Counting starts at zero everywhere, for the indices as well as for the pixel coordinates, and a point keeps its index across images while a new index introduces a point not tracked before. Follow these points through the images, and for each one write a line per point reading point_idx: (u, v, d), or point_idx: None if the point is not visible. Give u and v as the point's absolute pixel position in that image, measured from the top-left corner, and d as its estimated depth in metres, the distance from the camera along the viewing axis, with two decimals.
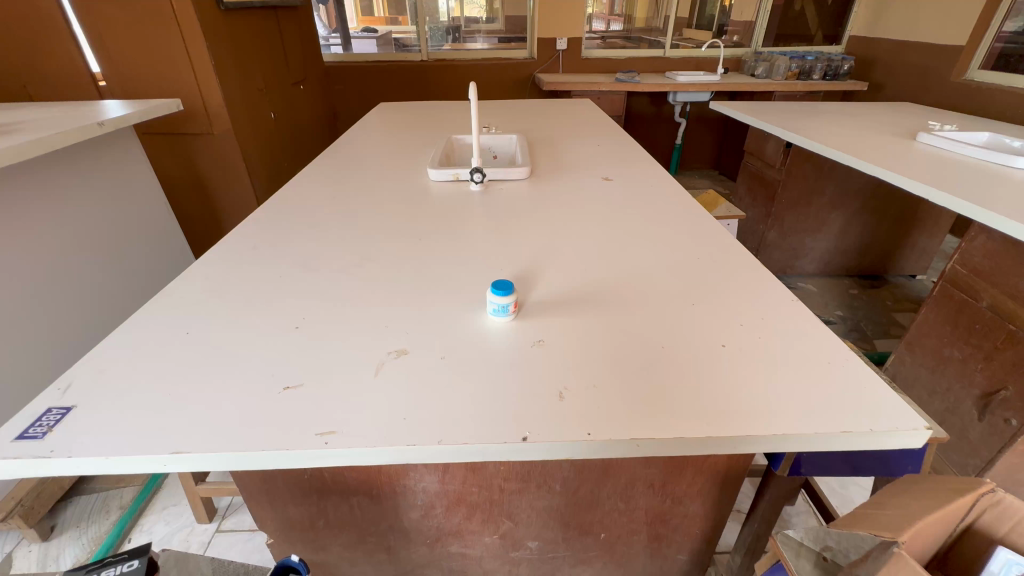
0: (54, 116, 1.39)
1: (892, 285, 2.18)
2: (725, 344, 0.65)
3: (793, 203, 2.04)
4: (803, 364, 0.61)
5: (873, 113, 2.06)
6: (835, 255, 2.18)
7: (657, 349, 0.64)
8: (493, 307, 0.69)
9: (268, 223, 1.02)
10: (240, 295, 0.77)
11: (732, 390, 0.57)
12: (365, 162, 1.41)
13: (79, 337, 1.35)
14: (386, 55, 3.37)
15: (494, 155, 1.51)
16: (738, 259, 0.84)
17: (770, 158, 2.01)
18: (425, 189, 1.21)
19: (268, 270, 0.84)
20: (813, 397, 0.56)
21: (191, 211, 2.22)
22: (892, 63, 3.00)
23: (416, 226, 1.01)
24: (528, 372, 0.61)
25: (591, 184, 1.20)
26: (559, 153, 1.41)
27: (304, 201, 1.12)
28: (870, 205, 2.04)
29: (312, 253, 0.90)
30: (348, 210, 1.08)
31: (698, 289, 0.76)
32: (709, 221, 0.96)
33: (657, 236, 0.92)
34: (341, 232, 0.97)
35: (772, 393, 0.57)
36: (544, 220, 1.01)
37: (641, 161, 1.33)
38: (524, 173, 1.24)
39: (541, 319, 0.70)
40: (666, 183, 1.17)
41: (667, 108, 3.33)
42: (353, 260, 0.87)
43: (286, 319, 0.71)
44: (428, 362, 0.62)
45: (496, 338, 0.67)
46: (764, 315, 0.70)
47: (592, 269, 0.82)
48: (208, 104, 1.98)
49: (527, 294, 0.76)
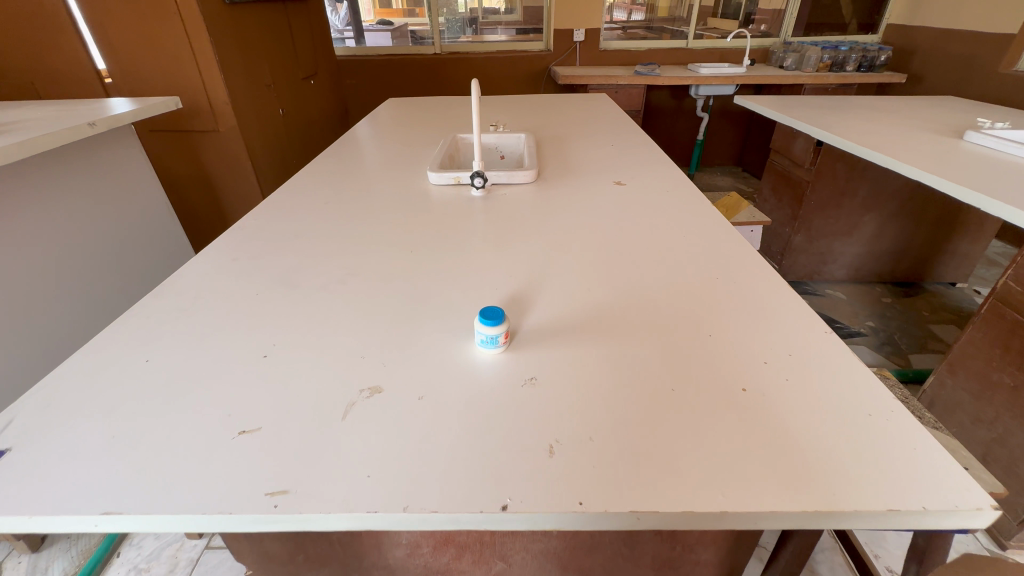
0: (48, 114, 1.35)
1: (929, 294, 2.03)
2: (746, 388, 0.56)
3: (822, 205, 1.91)
4: (838, 418, 0.52)
5: (913, 108, 1.90)
6: (867, 260, 2.04)
7: (666, 392, 0.56)
8: (481, 338, 0.62)
9: (254, 232, 0.96)
10: (210, 316, 0.71)
11: (752, 450, 0.49)
12: (365, 164, 1.35)
13: (71, 342, 1.32)
14: (400, 48, 3.31)
15: (501, 155, 1.43)
16: (762, 281, 0.74)
17: (798, 156, 1.88)
18: (423, 194, 1.14)
19: (244, 287, 0.78)
20: (850, 463, 0.47)
21: (196, 208, 2.19)
22: (934, 53, 2.81)
23: (409, 236, 0.94)
24: (515, 417, 0.53)
25: (601, 189, 1.11)
26: (569, 154, 1.32)
27: (295, 207, 1.06)
28: (907, 208, 1.89)
29: (294, 267, 0.83)
30: (340, 217, 1.02)
31: (715, 318, 0.67)
32: (730, 235, 0.87)
33: (671, 252, 0.83)
34: (328, 243, 0.91)
35: (800, 455, 0.48)
36: (547, 230, 0.93)
37: (657, 162, 1.23)
38: (530, 177, 1.16)
39: (535, 351, 0.63)
40: (683, 189, 1.08)
41: (689, 102, 3.18)
42: (336, 275, 0.81)
43: (256, 347, 0.65)
44: (403, 403, 0.55)
45: (482, 374, 0.59)
46: (792, 352, 0.61)
47: (595, 289, 0.74)
48: (213, 101, 1.94)
49: (521, 319, 0.69)
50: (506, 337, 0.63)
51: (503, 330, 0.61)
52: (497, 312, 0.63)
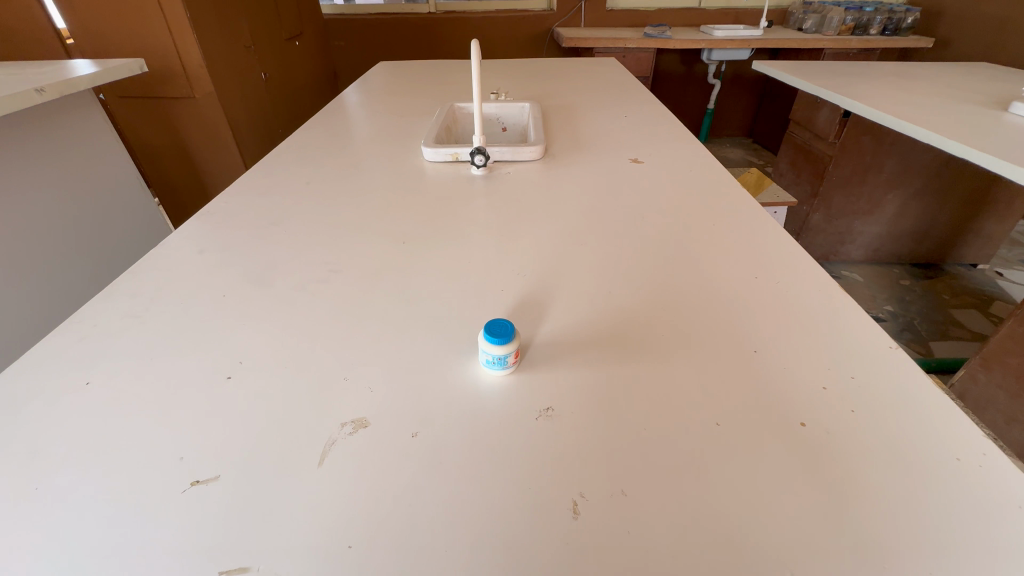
0: None
1: (950, 276, 1.94)
2: (804, 423, 0.48)
3: (843, 182, 1.79)
4: (913, 465, 0.44)
5: (949, 76, 1.76)
6: (887, 241, 1.94)
7: (708, 429, 0.47)
8: (486, 358, 0.52)
9: (225, 218, 0.84)
10: (168, 323, 0.61)
11: (810, 509, 0.41)
12: (352, 136, 1.21)
13: (36, 332, 1.22)
14: (391, 6, 3.08)
15: (503, 127, 1.30)
16: (811, 283, 0.65)
17: (822, 128, 1.75)
18: (417, 172, 1.01)
19: (210, 287, 0.68)
20: (930, 528, 0.40)
21: (175, 181, 2.05)
22: (964, 15, 2.62)
23: (402, 223, 0.82)
24: (531, 463, 0.45)
25: (616, 167, 0.99)
26: (579, 127, 1.19)
27: (273, 189, 0.94)
28: (934, 185, 1.77)
29: (268, 261, 0.72)
30: (323, 200, 0.90)
31: (759, 330, 0.58)
32: (768, 225, 0.76)
33: (702, 245, 0.73)
34: (309, 232, 0.80)
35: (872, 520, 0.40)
36: (557, 217, 0.82)
37: (677, 137, 1.11)
38: (537, 153, 1.03)
39: (551, 373, 0.53)
40: (709, 168, 0.96)
41: (700, 67, 2.99)
42: (318, 271, 0.70)
43: (221, 365, 0.55)
44: (395, 442, 0.47)
45: (490, 403, 0.50)
46: (854, 375, 0.52)
47: (617, 292, 0.64)
48: (186, 63, 1.77)
49: (532, 330, 0.59)
50: (516, 356, 0.53)
51: (512, 349, 0.51)
52: (505, 327, 0.53)
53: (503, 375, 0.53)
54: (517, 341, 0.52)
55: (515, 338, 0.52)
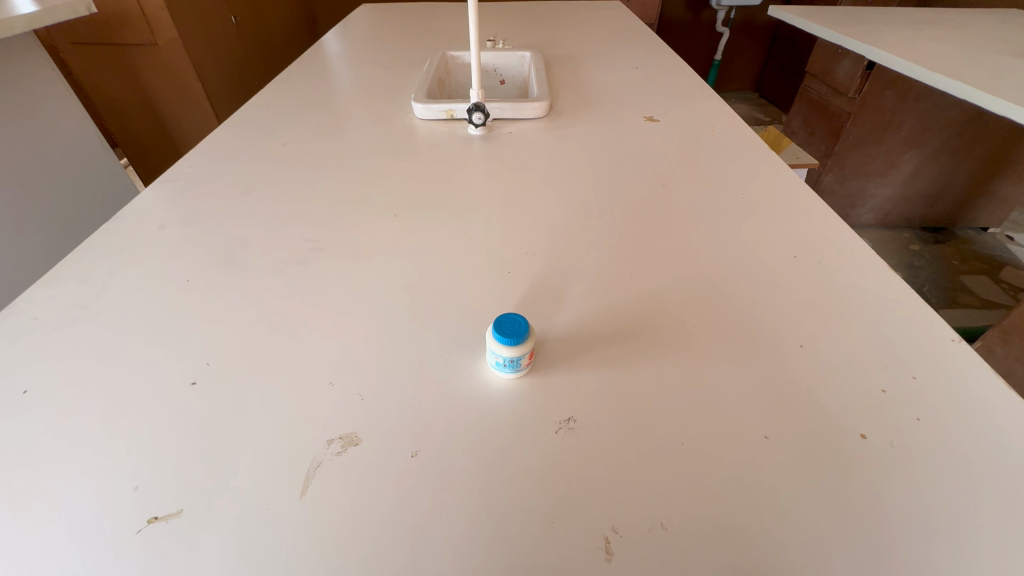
0: None
1: (959, 241, 1.89)
2: (864, 436, 0.42)
3: (860, 142, 1.69)
4: (985, 486, 0.39)
5: (980, 24, 1.63)
6: (899, 204, 1.86)
7: (753, 444, 0.42)
8: (494, 359, 0.45)
9: (188, 186, 0.74)
10: (122, 315, 0.53)
11: (868, 541, 0.36)
12: (332, 90, 1.08)
13: None
14: None
15: (501, 80, 1.17)
16: (856, 265, 0.58)
17: (841, 82, 1.63)
18: (407, 132, 0.90)
19: (172, 270, 0.59)
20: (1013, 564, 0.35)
21: (142, 138, 1.89)
22: None
23: (392, 192, 0.73)
24: (554, 490, 0.39)
25: (629, 127, 0.89)
26: (586, 80, 1.07)
27: (244, 151, 0.83)
28: (955, 146, 1.68)
29: (239, 238, 0.63)
30: (302, 165, 0.80)
31: (803, 320, 0.52)
32: (804, 196, 0.68)
33: (733, 220, 0.65)
34: (286, 203, 0.70)
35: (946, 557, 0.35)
36: (568, 186, 0.73)
37: (695, 92, 1.00)
38: (541, 110, 0.93)
39: (570, 377, 0.47)
40: (734, 128, 0.86)
41: (708, 13, 2.79)
42: (298, 250, 0.61)
43: (186, 366, 0.48)
44: (394, 462, 0.41)
45: (503, 412, 0.44)
46: (915, 377, 0.46)
47: (641, 275, 0.57)
48: (145, 6, 1.56)
49: (546, 323, 0.52)
50: (529, 356, 0.46)
51: (525, 350, 0.44)
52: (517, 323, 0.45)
53: (514, 376, 0.46)
54: (531, 339, 0.45)
55: (528, 336, 0.44)
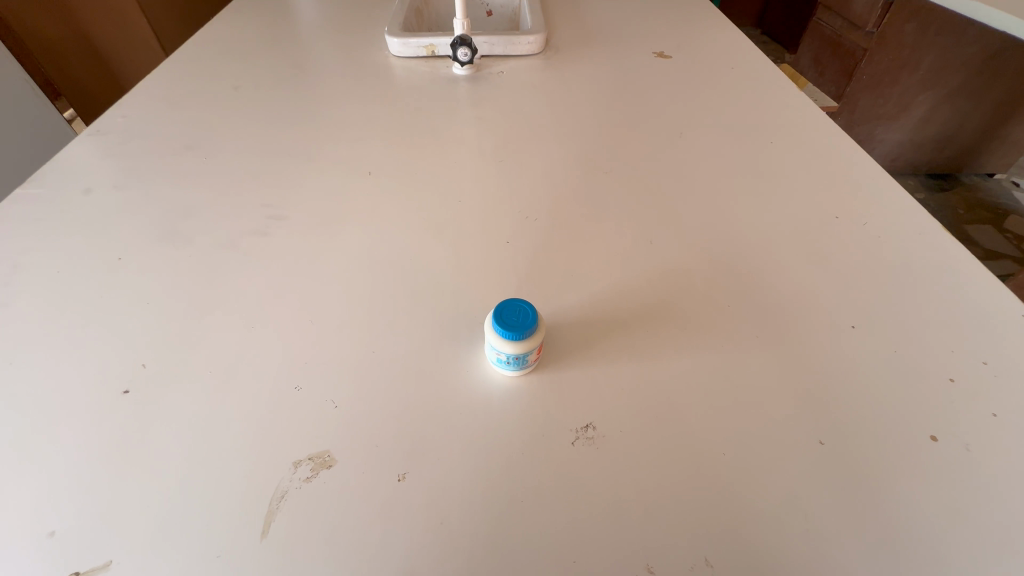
0: None
1: (965, 188, 1.82)
2: (937, 437, 0.35)
3: (873, 82, 1.57)
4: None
5: None
6: (907, 149, 1.77)
7: (806, 450, 0.35)
8: (494, 356, 0.38)
9: (122, 141, 0.62)
10: (36, 304, 0.43)
11: (948, 571, 0.30)
12: (293, 23, 0.93)
13: None
14: None
15: (488, 11, 1.02)
16: (908, 227, 0.50)
17: (858, 14, 1.51)
18: (382, 73, 0.78)
19: (100, 244, 0.49)
20: None
21: None
22: None
23: (366, 146, 0.62)
24: (571, 518, 0.33)
25: (638, 65, 0.77)
26: (586, 10, 0.93)
27: (190, 98, 0.71)
28: (972, 84, 1.57)
29: (183, 204, 0.53)
30: (258, 113, 0.68)
31: (853, 295, 0.44)
32: (843, 146, 0.59)
33: (763, 175, 0.56)
34: (239, 160, 0.59)
35: None
36: (571, 136, 0.63)
37: (711, 24, 0.88)
38: (537, 45, 0.80)
39: (585, 371, 0.39)
40: (758, 66, 0.75)
41: None
42: (255, 218, 0.51)
43: (114, 370, 0.39)
44: (373, 489, 0.33)
45: (506, 419, 0.37)
46: (987, 361, 0.39)
47: (662, 244, 0.49)
48: None
49: (552, 306, 0.44)
50: (538, 349, 0.38)
51: (531, 342, 0.36)
52: (520, 308, 0.38)
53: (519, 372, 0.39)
54: (538, 329, 0.37)
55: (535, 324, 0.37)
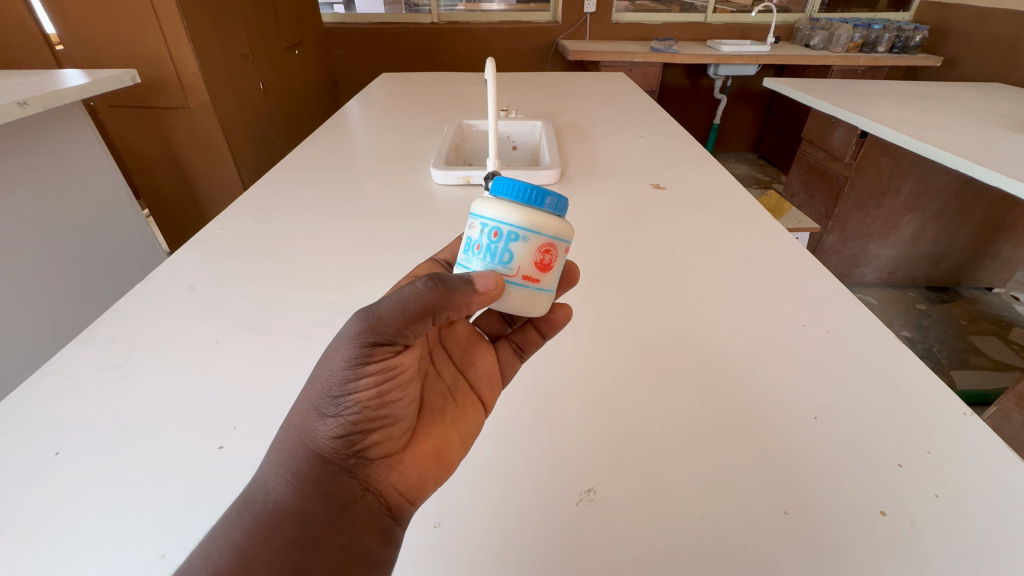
0: None
1: (965, 300, 1.90)
2: (887, 512, 0.41)
3: (859, 203, 1.74)
4: None
5: (963, 96, 1.72)
6: (902, 263, 1.89)
7: (777, 522, 0.41)
8: (468, 232, 0.46)
9: (218, 250, 0.77)
10: (152, 378, 0.53)
11: None
12: (356, 156, 1.15)
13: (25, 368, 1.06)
14: (392, 16, 3.00)
15: (513, 145, 1.25)
16: (863, 335, 0.59)
17: (836, 149, 1.68)
18: (426, 195, 0.96)
19: (204, 330, 0.61)
20: None
21: (166, 195, 1.86)
22: (969, 35, 2.61)
23: (414, 254, 0.76)
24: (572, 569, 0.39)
25: (637, 194, 0.94)
26: (594, 150, 1.14)
27: (273, 216, 0.88)
28: (950, 208, 1.73)
29: (266, 301, 0.66)
30: (326, 228, 0.84)
31: (817, 392, 0.52)
32: (807, 266, 0.71)
33: (740, 288, 0.68)
34: (313, 265, 0.73)
35: None
36: (580, 251, 0.77)
37: (698, 162, 1.06)
38: (554, 176, 0.98)
39: (587, 445, 0.48)
40: (737, 196, 0.91)
41: (705, 82, 3.00)
42: (323, 313, 0.64)
43: (212, 432, 0.48)
44: (416, 534, 0.42)
45: (523, 488, 0.45)
46: (931, 451, 0.46)
47: (657, 342, 0.59)
48: (182, 74, 1.58)
49: (563, 392, 0.54)
50: (532, 267, 0.44)
51: (538, 230, 0.43)
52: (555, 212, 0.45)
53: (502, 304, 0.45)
54: (555, 224, 0.44)
55: (550, 230, 0.44)
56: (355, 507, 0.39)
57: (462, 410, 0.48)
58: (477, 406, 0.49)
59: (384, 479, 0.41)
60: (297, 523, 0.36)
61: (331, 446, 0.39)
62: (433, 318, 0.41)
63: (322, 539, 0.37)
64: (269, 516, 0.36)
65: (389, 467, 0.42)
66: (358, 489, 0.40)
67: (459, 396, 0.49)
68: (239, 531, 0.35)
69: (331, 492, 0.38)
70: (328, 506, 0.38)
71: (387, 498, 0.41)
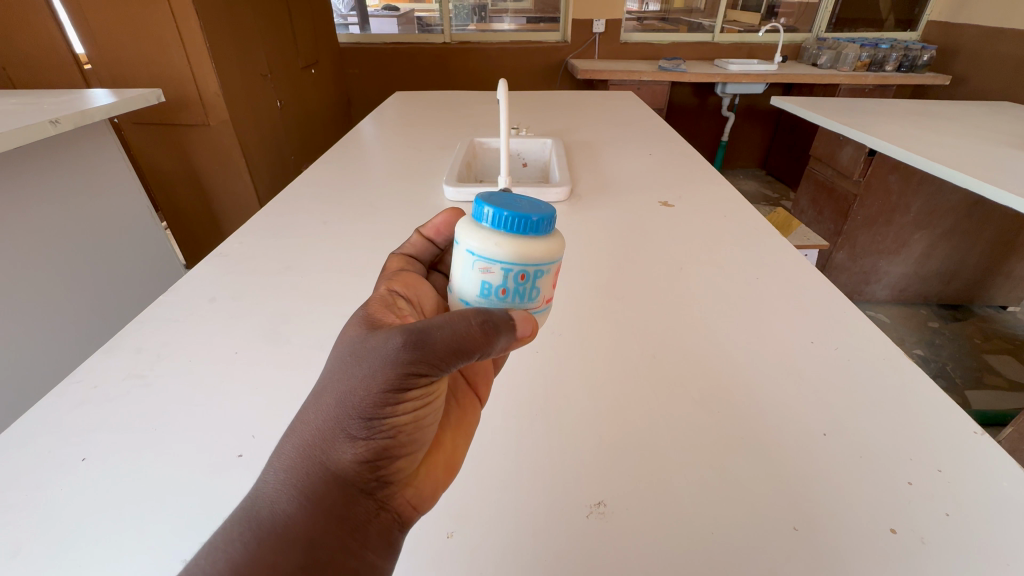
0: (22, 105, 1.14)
1: (979, 318, 1.88)
2: (897, 530, 0.41)
3: (869, 221, 1.74)
4: None
5: (971, 114, 1.72)
6: (913, 281, 1.88)
7: (785, 537, 0.42)
8: (483, 277, 0.42)
9: (239, 263, 0.80)
10: (174, 387, 0.55)
11: None
12: (370, 173, 1.18)
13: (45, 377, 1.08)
14: (406, 36, 3.08)
15: (523, 163, 1.28)
16: (872, 352, 0.60)
17: (844, 167, 1.68)
18: (438, 211, 0.98)
19: (225, 341, 0.63)
20: None
21: (184, 209, 1.90)
22: (978, 54, 2.62)
23: None
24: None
25: (645, 211, 0.95)
26: (603, 168, 1.16)
27: (290, 231, 0.90)
28: (961, 225, 1.72)
29: (283, 313, 0.68)
30: (342, 243, 0.86)
31: (826, 408, 0.53)
32: (815, 283, 0.72)
33: (748, 305, 0.69)
34: (329, 279, 0.76)
35: None
36: (590, 268, 0.78)
37: (706, 180, 1.08)
38: (563, 193, 1.00)
39: (596, 460, 0.49)
40: (745, 214, 0.92)
41: (713, 100, 3.03)
42: (339, 325, 0.65)
43: (232, 440, 0.49)
44: (429, 544, 0.43)
45: (533, 500, 0.46)
46: (940, 469, 0.46)
47: (666, 358, 0.60)
48: (203, 93, 1.63)
49: (572, 406, 0.55)
50: (551, 291, 0.46)
51: (557, 258, 0.43)
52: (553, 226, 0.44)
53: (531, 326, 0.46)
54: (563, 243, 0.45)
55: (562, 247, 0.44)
56: (368, 526, 0.39)
57: (462, 410, 0.49)
58: (473, 400, 0.51)
59: (399, 498, 0.41)
60: (308, 545, 0.36)
61: (353, 468, 0.38)
62: (482, 354, 0.38)
63: (334, 561, 0.37)
64: (284, 538, 0.36)
65: (403, 486, 0.41)
66: (373, 509, 0.39)
67: (459, 394, 0.50)
68: (245, 550, 0.35)
69: (348, 514, 0.38)
70: (342, 529, 0.38)
71: (398, 515, 0.41)
